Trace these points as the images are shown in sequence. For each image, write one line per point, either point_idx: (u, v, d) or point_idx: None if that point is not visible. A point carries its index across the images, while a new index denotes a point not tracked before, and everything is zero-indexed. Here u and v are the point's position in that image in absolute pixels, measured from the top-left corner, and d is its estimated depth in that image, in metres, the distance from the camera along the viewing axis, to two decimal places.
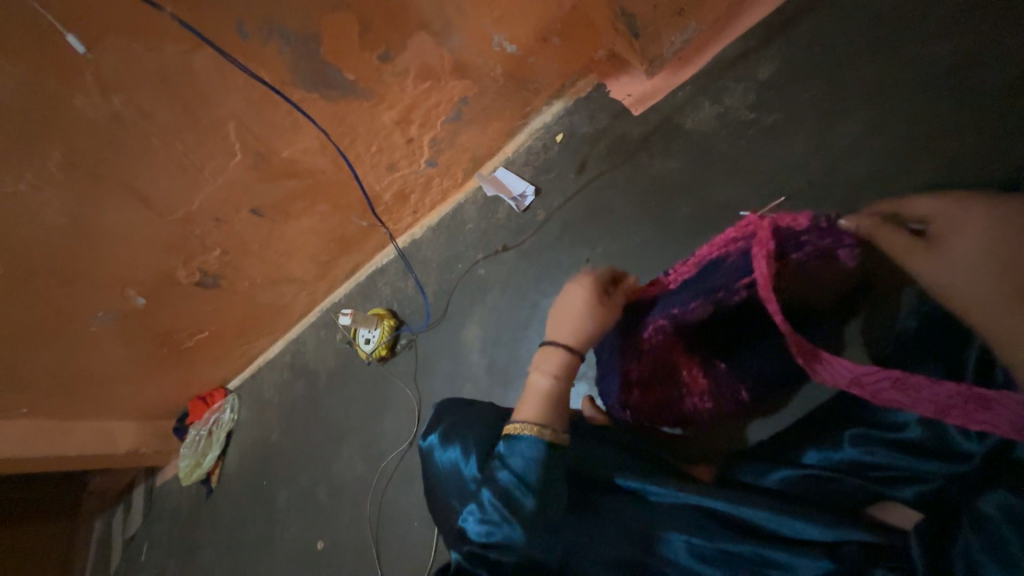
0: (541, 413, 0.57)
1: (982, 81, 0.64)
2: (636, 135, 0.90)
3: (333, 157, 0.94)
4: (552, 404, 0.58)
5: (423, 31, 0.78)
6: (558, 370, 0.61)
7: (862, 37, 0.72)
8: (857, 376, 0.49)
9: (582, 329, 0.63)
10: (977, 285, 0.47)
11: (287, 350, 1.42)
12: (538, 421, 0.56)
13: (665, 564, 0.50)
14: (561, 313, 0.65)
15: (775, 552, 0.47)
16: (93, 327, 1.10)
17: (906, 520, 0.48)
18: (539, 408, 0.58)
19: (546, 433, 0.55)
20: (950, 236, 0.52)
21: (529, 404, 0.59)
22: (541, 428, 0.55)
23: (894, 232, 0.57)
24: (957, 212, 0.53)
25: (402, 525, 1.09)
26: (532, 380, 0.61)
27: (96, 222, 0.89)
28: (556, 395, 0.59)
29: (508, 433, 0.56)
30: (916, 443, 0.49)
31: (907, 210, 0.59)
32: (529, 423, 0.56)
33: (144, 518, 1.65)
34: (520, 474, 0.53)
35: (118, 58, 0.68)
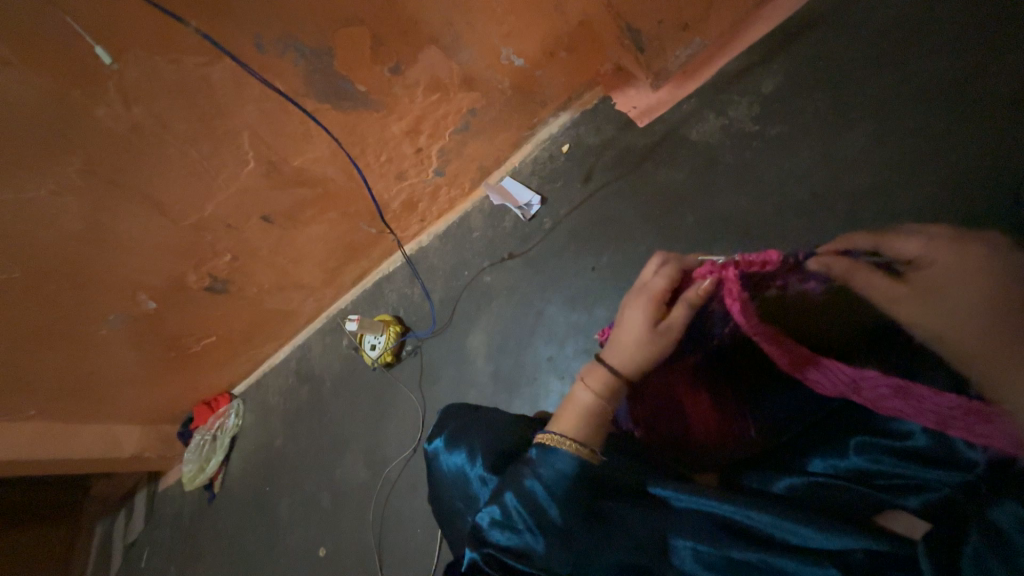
0: (578, 429, 0.59)
1: (983, 96, 0.65)
2: (641, 146, 0.91)
3: (343, 166, 0.96)
4: (592, 423, 0.59)
5: (433, 45, 0.80)
6: (603, 390, 0.61)
7: (864, 52, 0.74)
8: (857, 384, 0.51)
9: (637, 356, 0.61)
10: (974, 343, 0.43)
11: (293, 355, 1.43)
12: (574, 436, 0.58)
13: (671, 569, 0.50)
14: (623, 335, 0.63)
15: (782, 559, 0.46)
16: (103, 331, 1.11)
17: (912, 530, 0.47)
18: (577, 424, 0.59)
19: (580, 452, 0.56)
20: (933, 282, 0.48)
21: (567, 417, 0.61)
22: (576, 445, 0.57)
23: (875, 275, 0.53)
24: (943, 248, 0.49)
25: (405, 531, 1.09)
26: (574, 392, 0.62)
27: (111, 228, 0.91)
28: (598, 414, 0.60)
29: (542, 443, 0.58)
30: (919, 451, 0.48)
31: (888, 244, 0.54)
32: (567, 436, 0.58)
33: (145, 523, 1.65)
34: (551, 487, 0.55)
35: (139, 70, 0.71)
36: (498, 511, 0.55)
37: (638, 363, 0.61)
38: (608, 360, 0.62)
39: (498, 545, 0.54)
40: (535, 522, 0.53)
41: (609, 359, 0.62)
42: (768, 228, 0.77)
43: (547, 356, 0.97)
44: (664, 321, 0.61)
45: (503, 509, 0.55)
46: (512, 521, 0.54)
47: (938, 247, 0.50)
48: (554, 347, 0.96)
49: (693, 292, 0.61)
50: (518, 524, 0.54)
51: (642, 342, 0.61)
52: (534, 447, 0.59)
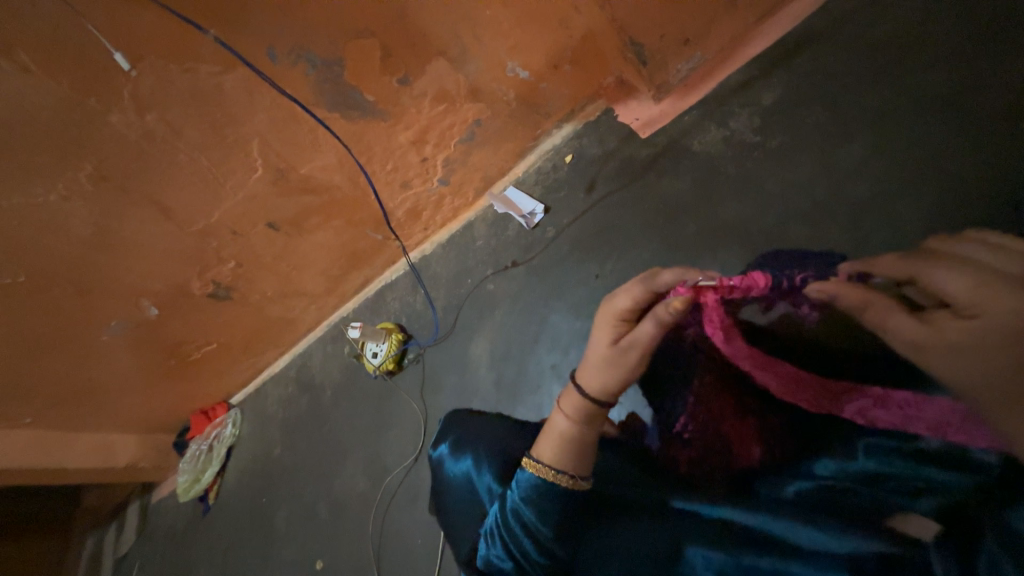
0: (555, 455, 0.56)
1: (979, 107, 0.67)
2: (643, 156, 0.93)
3: (350, 174, 0.97)
4: (571, 449, 0.56)
5: (441, 57, 0.82)
6: (576, 413, 0.57)
7: (860, 66, 0.76)
8: (837, 396, 0.56)
9: (603, 377, 0.56)
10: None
11: (293, 364, 1.42)
12: (551, 463, 0.55)
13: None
14: (594, 359, 0.57)
15: (792, 567, 0.45)
16: (104, 337, 1.11)
17: (923, 531, 0.46)
18: (553, 449, 0.56)
19: (558, 480, 0.54)
20: (972, 329, 0.42)
21: (545, 443, 0.57)
22: (553, 471, 0.54)
23: (898, 317, 0.49)
24: (992, 290, 0.42)
25: (405, 543, 1.07)
26: (552, 417, 0.59)
27: (118, 233, 0.92)
28: (575, 439, 0.56)
29: (524, 467, 0.56)
30: (933, 454, 0.46)
31: (923, 276, 0.48)
32: (543, 464, 0.55)
33: (137, 536, 1.62)
34: (529, 514, 0.54)
35: (155, 78, 0.72)
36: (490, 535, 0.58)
37: (606, 383, 0.56)
38: (582, 384, 0.58)
39: (485, 567, 0.57)
40: (518, 549, 0.54)
41: (584, 384, 0.57)
42: (770, 236, 0.78)
43: (550, 363, 0.96)
44: (626, 338, 0.55)
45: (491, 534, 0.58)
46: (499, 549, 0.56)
47: (987, 286, 0.43)
48: (557, 355, 0.96)
49: (661, 309, 0.52)
50: (503, 551, 0.55)
51: (603, 361, 0.56)
52: (519, 468, 0.58)
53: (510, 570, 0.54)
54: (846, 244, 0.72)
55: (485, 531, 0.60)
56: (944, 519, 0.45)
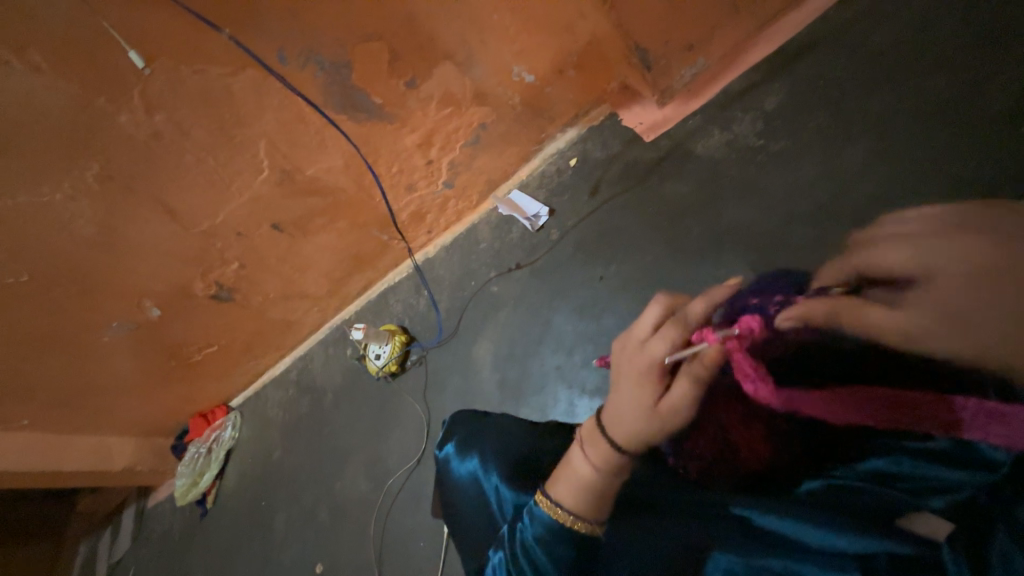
0: (577, 502, 0.54)
1: (978, 113, 0.68)
2: (648, 160, 0.94)
3: (356, 176, 0.98)
4: (598, 500, 0.54)
5: (447, 61, 0.83)
6: (605, 468, 0.54)
7: (862, 72, 0.77)
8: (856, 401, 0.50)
9: (635, 434, 0.53)
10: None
11: (294, 367, 1.42)
12: (571, 509, 0.54)
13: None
14: (628, 420, 0.54)
15: (810, 567, 0.46)
16: (105, 338, 1.11)
17: (934, 530, 0.46)
18: (574, 495, 0.54)
19: (577, 526, 0.53)
20: (973, 314, 0.42)
21: (563, 487, 0.55)
22: (573, 517, 0.53)
23: (867, 311, 0.48)
24: (934, 250, 0.45)
25: (406, 547, 1.07)
26: (573, 461, 0.56)
27: (122, 233, 0.92)
28: (600, 491, 0.54)
29: (540, 502, 0.55)
30: (943, 454, 0.47)
31: (864, 262, 0.52)
32: (562, 507, 0.54)
33: (133, 541, 1.60)
34: (536, 543, 0.54)
35: (165, 79, 0.73)
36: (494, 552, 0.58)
37: (638, 440, 0.53)
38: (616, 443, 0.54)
39: None
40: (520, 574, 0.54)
41: (618, 444, 0.54)
42: (775, 238, 0.78)
43: (554, 365, 0.97)
44: (665, 398, 0.53)
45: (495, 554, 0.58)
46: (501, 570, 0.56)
47: (959, 267, 0.43)
48: (562, 356, 0.96)
49: (698, 364, 0.52)
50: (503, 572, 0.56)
51: (642, 422, 0.53)
52: (534, 497, 0.57)
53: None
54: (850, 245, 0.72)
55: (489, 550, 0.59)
56: (954, 515, 0.46)
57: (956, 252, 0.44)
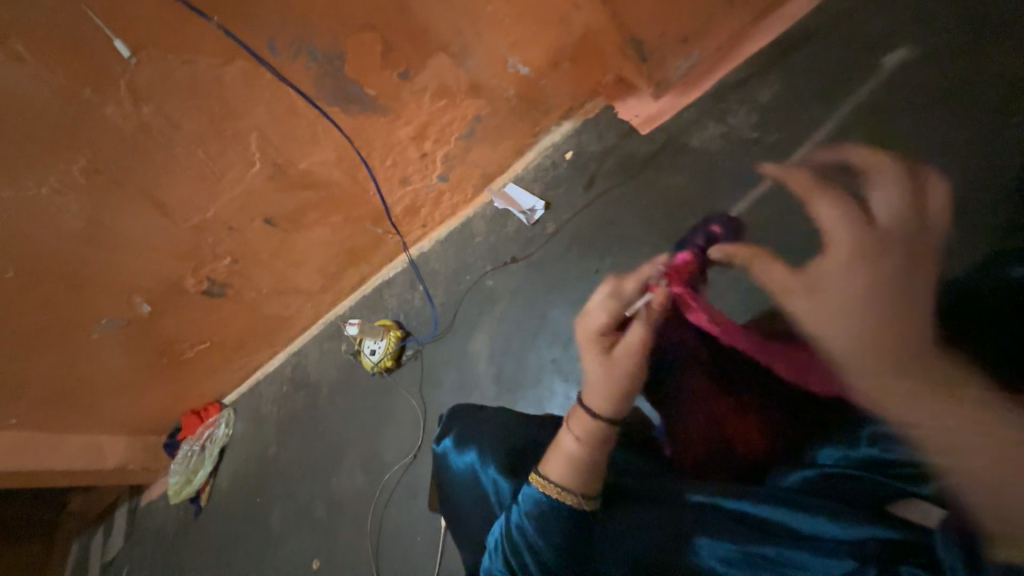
0: (564, 473, 0.55)
1: (971, 104, 0.69)
2: (643, 153, 0.94)
3: (349, 170, 0.97)
4: (584, 471, 0.54)
5: (442, 52, 0.82)
6: (586, 434, 0.55)
7: (856, 64, 0.78)
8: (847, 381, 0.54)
9: (603, 389, 0.55)
10: (883, 348, 0.40)
11: (288, 363, 1.41)
12: (559, 482, 0.54)
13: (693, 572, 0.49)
14: (593, 378, 0.56)
15: (798, 553, 0.46)
16: (94, 335, 1.09)
17: (927, 519, 0.45)
18: (561, 467, 0.55)
19: (564, 498, 0.53)
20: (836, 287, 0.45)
21: (554, 461, 0.56)
22: (559, 490, 0.54)
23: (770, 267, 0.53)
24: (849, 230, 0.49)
25: (404, 540, 1.07)
26: (561, 438, 0.57)
27: (110, 228, 0.90)
28: (586, 461, 0.54)
29: (532, 484, 0.55)
30: None
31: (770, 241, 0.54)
32: (550, 480, 0.55)
33: (126, 539, 1.59)
34: (532, 531, 0.54)
35: (153, 70, 0.72)
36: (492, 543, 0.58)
37: (607, 393, 0.55)
38: (590, 406, 0.56)
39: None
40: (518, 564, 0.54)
41: (590, 406, 0.56)
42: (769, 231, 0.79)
43: (551, 358, 0.97)
44: (619, 347, 0.56)
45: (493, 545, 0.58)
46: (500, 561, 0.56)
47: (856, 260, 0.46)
48: (558, 350, 0.96)
49: (644, 309, 0.57)
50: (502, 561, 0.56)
51: (604, 376, 0.56)
52: (527, 482, 0.57)
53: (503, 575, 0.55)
54: None
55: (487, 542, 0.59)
56: None
57: (870, 248, 0.46)
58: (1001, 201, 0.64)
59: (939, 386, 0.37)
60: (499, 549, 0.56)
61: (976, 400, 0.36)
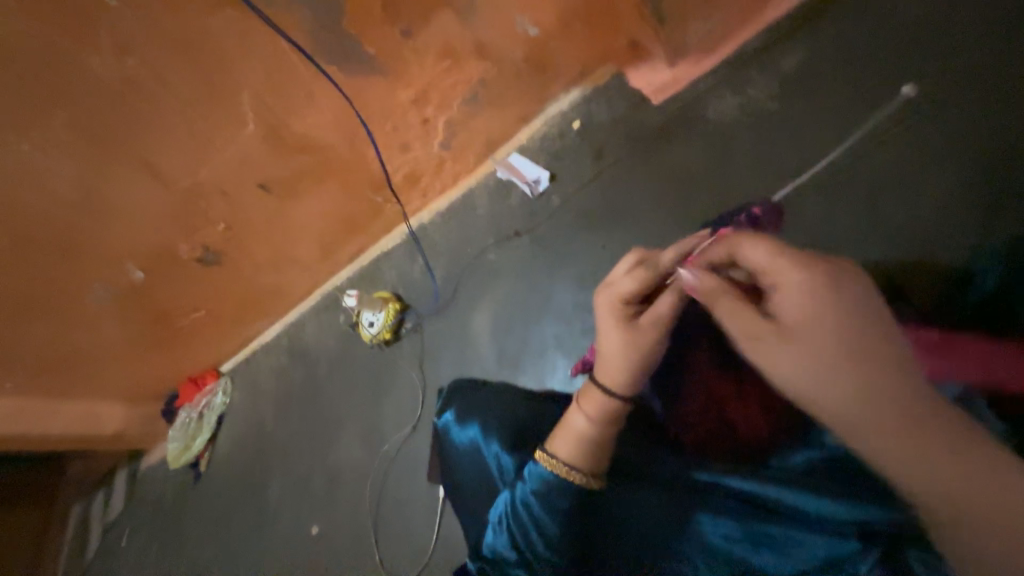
0: (571, 453, 0.54)
1: (1005, 78, 0.66)
2: (655, 124, 0.90)
3: (347, 135, 0.93)
4: (591, 449, 0.54)
5: (447, 9, 0.76)
6: (599, 414, 0.54)
7: (885, 32, 0.74)
8: None
9: (622, 360, 0.54)
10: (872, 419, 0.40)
11: (285, 333, 1.39)
12: (566, 460, 0.54)
13: (695, 543, 0.51)
14: (613, 350, 0.55)
15: (799, 533, 0.47)
16: (87, 301, 1.06)
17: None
18: (569, 447, 0.54)
19: (571, 477, 0.53)
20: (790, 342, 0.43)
21: (561, 440, 0.55)
22: (567, 468, 0.53)
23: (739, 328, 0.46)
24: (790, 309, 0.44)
25: (402, 510, 1.09)
26: (569, 416, 0.56)
27: (98, 190, 0.86)
28: (595, 439, 0.54)
29: (538, 461, 0.55)
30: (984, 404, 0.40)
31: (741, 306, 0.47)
32: (558, 459, 0.54)
33: (126, 503, 1.61)
34: (538, 507, 0.54)
35: (137, 19, 0.66)
36: (496, 518, 0.58)
37: (626, 368, 0.54)
38: (605, 383, 0.55)
39: (488, 554, 0.58)
40: (524, 542, 0.54)
41: (606, 382, 0.55)
42: (784, 208, 0.77)
43: (553, 332, 0.96)
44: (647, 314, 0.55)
45: (497, 520, 0.57)
46: (505, 538, 0.56)
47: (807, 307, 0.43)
48: (560, 324, 0.95)
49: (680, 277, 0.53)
50: (506, 537, 0.56)
51: (626, 348, 0.54)
52: (533, 460, 0.56)
53: (515, 559, 0.55)
54: (860, 216, 0.72)
55: (489, 518, 0.59)
56: None
57: (810, 286, 0.44)
58: (1001, 192, 0.65)
59: (916, 415, 0.39)
60: (507, 532, 0.56)
61: (939, 428, 0.39)
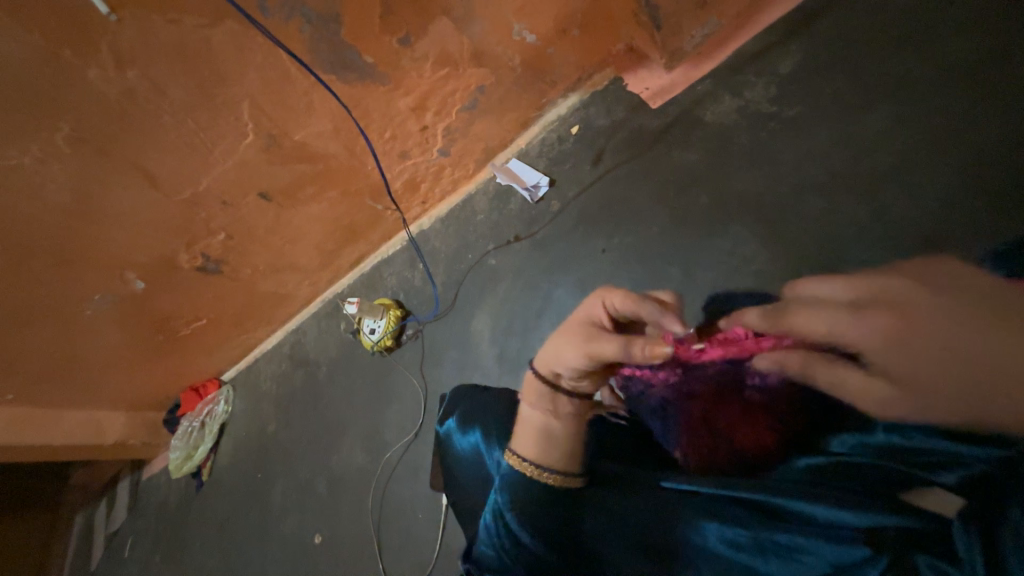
0: (527, 445, 0.59)
1: (1005, 76, 0.65)
2: (652, 128, 0.91)
3: (347, 143, 0.93)
4: (541, 439, 0.58)
5: (444, 16, 0.77)
6: (539, 400, 0.60)
7: (883, 32, 0.74)
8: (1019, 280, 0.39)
9: (554, 349, 0.57)
10: None
11: (286, 341, 1.40)
12: (524, 454, 0.58)
13: (697, 553, 0.49)
14: (562, 335, 0.57)
15: (799, 538, 0.43)
16: (89, 311, 1.06)
17: (946, 508, 0.40)
18: (523, 438, 0.60)
19: (530, 471, 0.57)
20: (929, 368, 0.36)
21: (520, 431, 0.61)
22: (524, 461, 0.57)
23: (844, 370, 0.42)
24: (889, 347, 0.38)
25: (404, 517, 1.08)
26: (524, 406, 0.62)
27: (99, 201, 0.87)
28: (544, 429, 0.58)
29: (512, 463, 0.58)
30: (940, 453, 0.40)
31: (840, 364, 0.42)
32: (520, 456, 0.58)
33: (128, 513, 1.61)
34: (521, 513, 0.54)
35: (136, 30, 0.67)
36: (485, 524, 0.59)
37: (553, 356, 0.58)
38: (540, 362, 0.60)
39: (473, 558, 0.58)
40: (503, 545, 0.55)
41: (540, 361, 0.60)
42: (784, 211, 0.77)
43: None
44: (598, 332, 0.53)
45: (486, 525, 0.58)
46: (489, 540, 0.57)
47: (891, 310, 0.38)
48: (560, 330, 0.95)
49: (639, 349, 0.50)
50: (491, 540, 0.57)
51: (562, 341, 0.56)
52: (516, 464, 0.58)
53: (493, 561, 0.56)
54: (863, 216, 0.71)
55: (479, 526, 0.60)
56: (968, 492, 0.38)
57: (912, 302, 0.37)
58: (999, 191, 0.63)
59: None
60: (490, 536, 0.57)
61: None
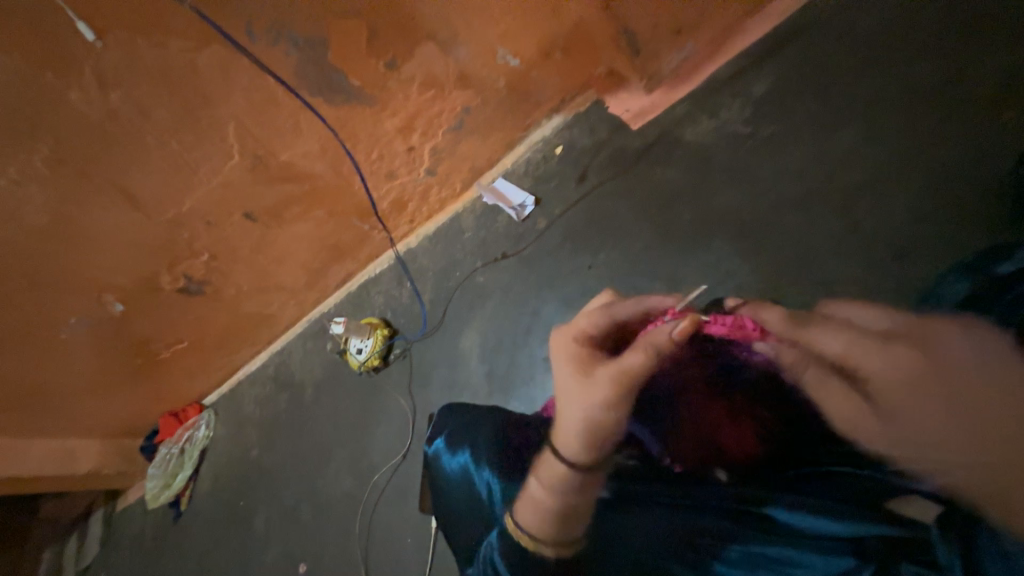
0: (534, 523, 0.71)
1: (964, 97, 0.68)
2: (633, 148, 0.93)
3: (333, 163, 0.94)
4: (546, 518, 0.70)
5: (429, 40, 0.79)
6: (548, 486, 0.70)
7: (848, 58, 0.78)
8: None
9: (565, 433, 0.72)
10: None
11: (271, 362, 1.37)
12: (531, 531, 0.71)
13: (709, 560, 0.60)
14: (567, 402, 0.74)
15: (804, 555, 0.56)
16: (63, 335, 1.03)
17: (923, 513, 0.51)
18: (531, 516, 0.71)
19: (537, 548, 0.70)
20: None
21: (524, 506, 0.72)
22: (532, 538, 0.70)
23: None
24: None
25: (392, 544, 1.05)
26: (528, 483, 0.72)
27: (78, 222, 0.85)
28: (548, 506, 0.70)
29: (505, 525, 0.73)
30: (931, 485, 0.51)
31: None
32: (525, 530, 0.71)
33: (100, 547, 1.53)
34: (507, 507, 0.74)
35: (120, 54, 0.67)
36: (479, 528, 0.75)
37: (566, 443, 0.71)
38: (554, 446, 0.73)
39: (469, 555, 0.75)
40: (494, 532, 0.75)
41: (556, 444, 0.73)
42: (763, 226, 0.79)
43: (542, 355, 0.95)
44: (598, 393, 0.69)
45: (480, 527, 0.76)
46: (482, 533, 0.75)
47: None
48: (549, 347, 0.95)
49: None
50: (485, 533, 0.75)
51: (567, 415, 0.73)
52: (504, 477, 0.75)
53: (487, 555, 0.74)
54: (840, 230, 0.71)
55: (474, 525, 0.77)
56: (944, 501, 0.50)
57: None
58: (966, 206, 0.64)
59: None
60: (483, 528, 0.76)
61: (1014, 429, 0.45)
